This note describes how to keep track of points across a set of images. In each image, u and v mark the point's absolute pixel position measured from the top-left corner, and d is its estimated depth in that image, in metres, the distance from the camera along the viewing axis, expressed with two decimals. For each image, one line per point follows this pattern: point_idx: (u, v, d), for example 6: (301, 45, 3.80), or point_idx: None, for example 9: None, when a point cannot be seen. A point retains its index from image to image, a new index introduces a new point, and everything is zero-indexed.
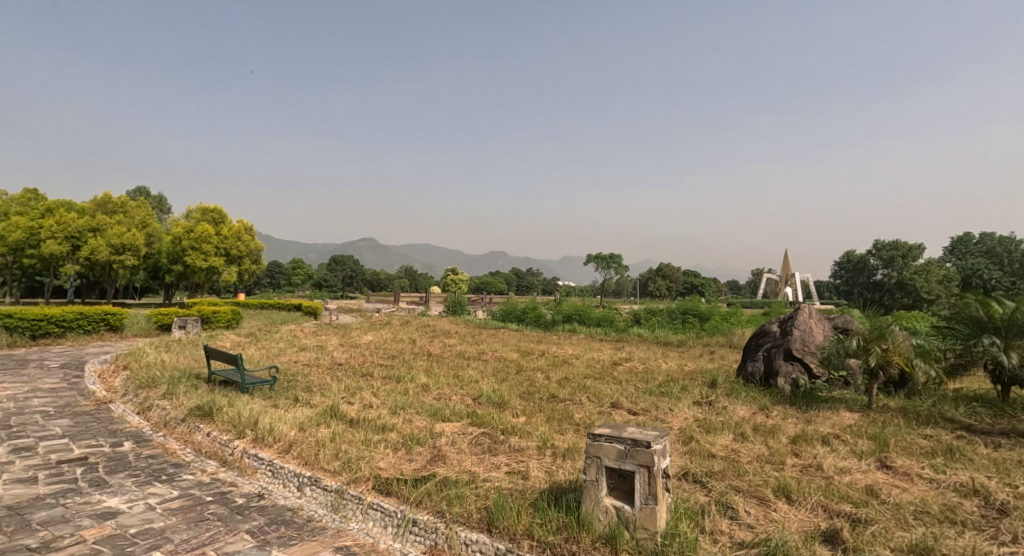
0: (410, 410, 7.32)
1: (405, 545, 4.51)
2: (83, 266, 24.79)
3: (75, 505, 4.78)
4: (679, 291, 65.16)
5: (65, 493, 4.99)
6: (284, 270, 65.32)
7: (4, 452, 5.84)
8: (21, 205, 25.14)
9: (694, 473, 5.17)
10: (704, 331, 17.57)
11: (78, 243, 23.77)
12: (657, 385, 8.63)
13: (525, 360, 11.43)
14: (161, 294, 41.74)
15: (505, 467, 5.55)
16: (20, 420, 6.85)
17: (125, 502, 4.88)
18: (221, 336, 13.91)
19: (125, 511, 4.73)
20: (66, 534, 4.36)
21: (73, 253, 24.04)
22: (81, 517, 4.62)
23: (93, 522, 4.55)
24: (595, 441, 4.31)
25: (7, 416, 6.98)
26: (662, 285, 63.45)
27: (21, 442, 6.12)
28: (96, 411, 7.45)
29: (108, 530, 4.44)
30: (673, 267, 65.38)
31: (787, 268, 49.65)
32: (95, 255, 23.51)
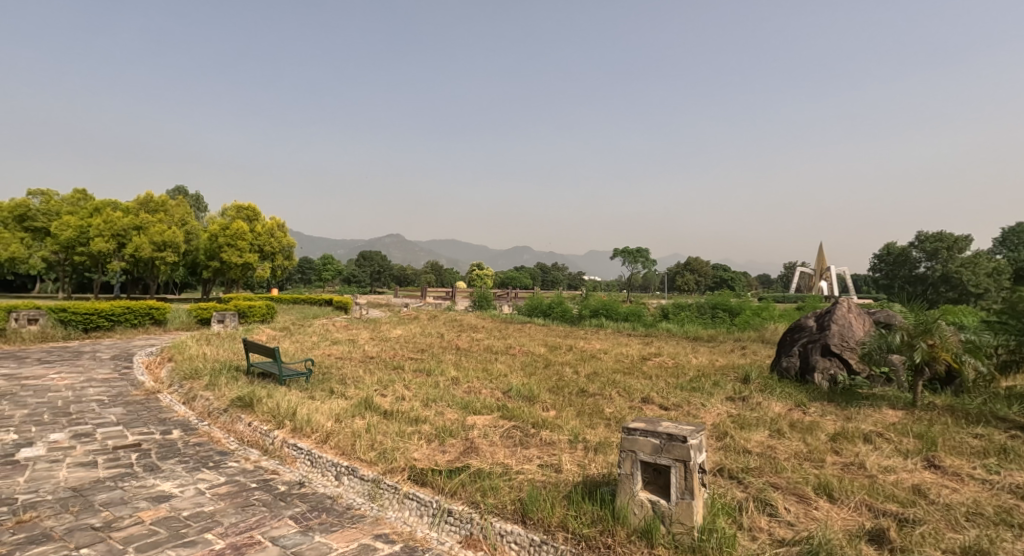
0: (441, 403, 7.41)
1: (442, 534, 4.58)
2: (127, 263, 25.74)
3: (132, 488, 5.00)
4: (708, 285, 64.40)
5: (122, 477, 5.21)
6: (315, 266, 66.49)
7: (65, 437, 6.12)
8: (70, 204, 26.10)
9: (730, 469, 5.12)
10: (735, 326, 17.35)
11: (123, 241, 24.62)
12: (688, 380, 8.55)
13: (553, 355, 11.44)
14: (199, 290, 42.93)
15: (537, 460, 5.59)
16: (78, 408, 7.16)
17: (177, 487, 5.07)
18: (257, 330, 14.27)
19: (177, 495, 4.92)
20: (125, 515, 4.56)
21: (119, 250, 24.91)
22: (138, 499, 4.82)
23: (150, 504, 4.75)
24: (629, 435, 4.32)
25: (65, 404, 7.31)
26: (691, 279, 62.69)
27: (79, 428, 6.40)
28: (145, 400, 7.74)
29: (163, 513, 4.63)
30: (703, 261, 64.51)
31: (822, 261, 48.51)
32: (139, 252, 24.39)
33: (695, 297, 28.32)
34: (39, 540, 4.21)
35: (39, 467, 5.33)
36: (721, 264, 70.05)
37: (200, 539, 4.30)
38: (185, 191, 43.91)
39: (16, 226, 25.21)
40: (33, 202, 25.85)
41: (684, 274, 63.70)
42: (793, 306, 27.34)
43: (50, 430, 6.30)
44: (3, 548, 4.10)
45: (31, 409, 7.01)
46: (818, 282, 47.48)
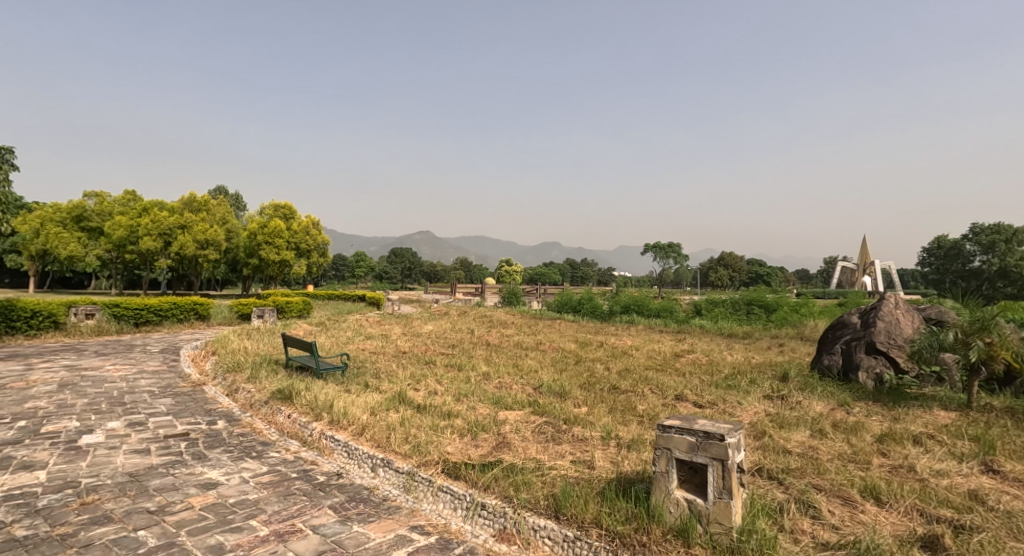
0: (473, 398, 7.45)
1: (475, 527, 4.61)
2: (173, 260, 26.69)
3: (182, 475, 5.17)
4: (742, 280, 63.18)
5: (173, 464, 5.40)
6: (348, 263, 67.50)
7: (121, 426, 6.37)
8: (122, 205, 27.09)
9: (769, 469, 5.02)
10: (771, 323, 16.96)
11: (169, 239, 25.45)
12: (723, 377, 8.39)
13: (584, 351, 11.39)
14: (238, 286, 44.09)
15: (570, 456, 5.57)
16: (132, 398, 7.45)
17: (223, 475, 5.23)
18: (295, 325, 14.59)
19: (224, 483, 5.07)
20: (177, 500, 4.73)
21: (165, 249, 25.78)
22: (188, 486, 4.99)
23: (199, 490, 4.91)
24: (664, 433, 4.29)
25: (120, 394, 7.62)
26: (725, 275, 61.66)
27: (133, 417, 6.65)
28: (192, 392, 8.01)
29: (211, 499, 4.78)
30: (738, 255, 63.36)
31: (865, 255, 47.01)
32: (183, 250, 25.25)
33: (731, 294, 27.83)
34: (100, 521, 4.39)
35: (99, 453, 5.57)
36: (757, 260, 68.60)
37: (245, 525, 4.42)
38: (225, 191, 45.39)
39: (74, 226, 26.37)
40: (88, 203, 26.95)
41: (719, 270, 62.66)
42: (834, 302, 26.60)
43: (107, 418, 6.57)
44: (68, 528, 4.29)
45: (90, 398, 7.33)
46: (861, 278, 46.06)
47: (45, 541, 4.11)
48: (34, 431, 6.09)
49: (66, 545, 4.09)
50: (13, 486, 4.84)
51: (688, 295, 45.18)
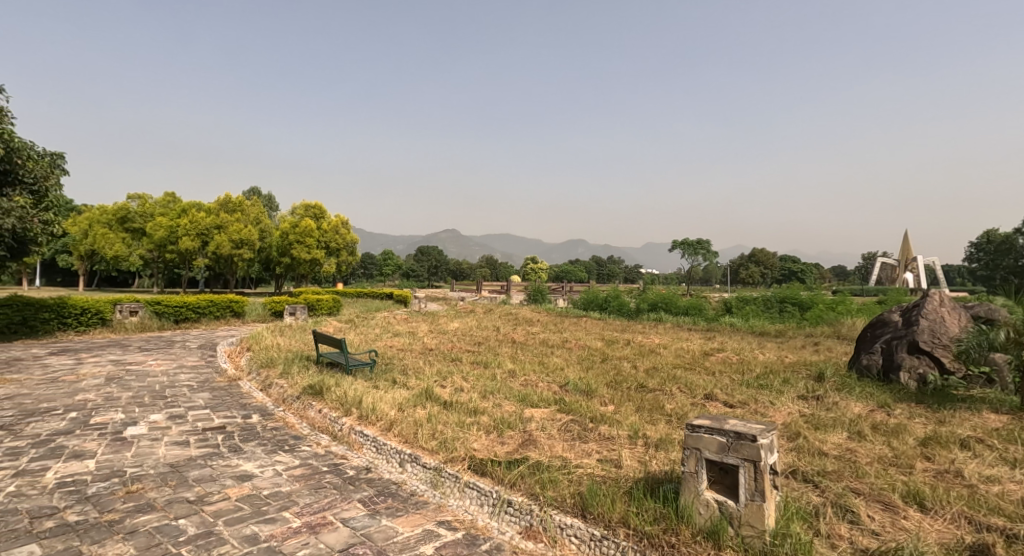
0: (499, 395, 7.42)
1: (502, 524, 4.57)
2: (210, 260, 27.36)
3: (219, 467, 5.27)
4: (775, 277, 61.83)
5: (211, 456, 5.50)
6: (376, 261, 68.24)
7: (163, 418, 6.53)
8: (162, 207, 27.69)
9: (804, 471, 4.87)
10: (806, 320, 16.51)
11: (206, 239, 26.09)
12: (755, 377, 8.20)
13: (611, 349, 11.26)
14: (271, 284, 45.00)
15: (597, 455, 5.49)
16: (172, 392, 7.64)
17: (257, 467, 5.31)
18: (325, 322, 14.79)
19: (258, 475, 5.15)
20: (215, 491, 4.83)
21: (202, 248, 26.42)
22: (225, 477, 5.08)
23: (235, 482, 5.00)
24: (694, 432, 4.19)
25: (161, 388, 7.82)
26: (757, 272, 60.38)
27: (174, 410, 6.81)
28: (228, 386, 8.17)
29: (247, 491, 4.86)
30: (771, 252, 62.04)
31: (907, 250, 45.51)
32: (220, 250, 25.87)
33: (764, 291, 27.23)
34: (144, 509, 4.52)
35: (143, 444, 5.72)
36: (790, 256, 67.04)
37: (278, 517, 4.49)
38: (258, 191, 46.52)
39: (118, 228, 27.06)
40: (131, 205, 27.49)
41: (750, 266, 61.48)
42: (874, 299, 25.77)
43: (150, 411, 6.75)
44: (114, 515, 4.43)
45: (134, 391, 7.54)
46: (902, 275, 44.60)
47: (93, 528, 4.26)
48: (83, 422, 6.30)
49: (112, 532, 4.23)
50: (64, 474, 5.02)
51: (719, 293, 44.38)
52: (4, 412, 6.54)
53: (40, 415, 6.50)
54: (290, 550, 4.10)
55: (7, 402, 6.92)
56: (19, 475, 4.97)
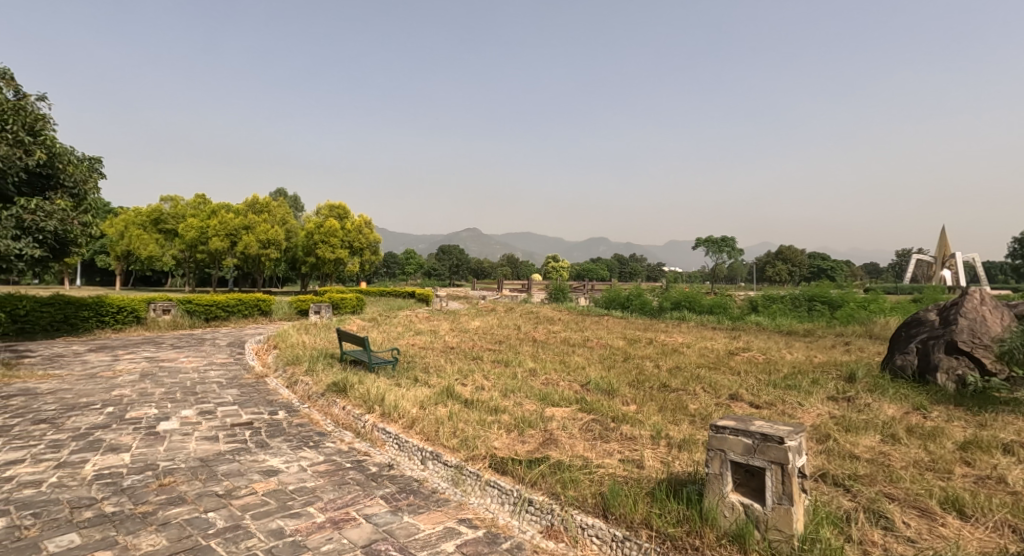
0: (520, 394, 7.36)
1: (523, 523, 4.51)
2: (238, 260, 27.78)
3: (247, 462, 5.31)
4: (803, 275, 60.51)
5: (239, 451, 5.55)
6: (398, 260, 68.69)
7: (193, 414, 6.62)
8: (193, 208, 28.12)
9: (834, 475, 4.72)
10: (835, 319, 16.09)
11: (235, 239, 26.50)
12: (782, 377, 8.00)
13: (633, 348, 11.13)
14: (297, 283, 45.69)
15: (619, 454, 5.40)
16: (202, 388, 7.74)
17: (283, 463, 5.34)
18: (349, 320, 14.92)
19: (284, 470, 5.18)
20: (242, 485, 4.86)
21: (231, 248, 26.84)
22: (252, 472, 5.12)
23: (262, 477, 5.02)
24: (718, 433, 4.08)
25: (192, 384, 7.94)
26: (784, 269, 59.18)
27: (204, 406, 6.90)
28: (255, 383, 8.26)
29: (273, 485, 4.89)
30: (798, 249, 60.78)
31: (943, 248, 44.08)
32: (247, 250, 26.27)
33: (791, 289, 26.65)
34: (176, 502, 4.57)
35: (174, 439, 5.79)
36: (818, 254, 65.61)
37: (303, 512, 4.50)
38: (284, 191, 47.31)
39: (152, 229, 27.58)
40: (164, 207, 27.95)
41: (777, 264, 60.32)
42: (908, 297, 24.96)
43: (182, 406, 6.84)
44: (148, 507, 4.49)
45: (166, 387, 7.66)
46: (938, 272, 43.24)
47: (128, 519, 4.32)
48: (119, 416, 6.42)
49: (146, 523, 4.29)
50: (101, 466, 5.11)
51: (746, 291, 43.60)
52: (44, 407, 6.69)
53: (79, 409, 6.64)
54: (315, 545, 4.10)
55: (47, 397, 7.08)
56: (59, 467, 5.07)
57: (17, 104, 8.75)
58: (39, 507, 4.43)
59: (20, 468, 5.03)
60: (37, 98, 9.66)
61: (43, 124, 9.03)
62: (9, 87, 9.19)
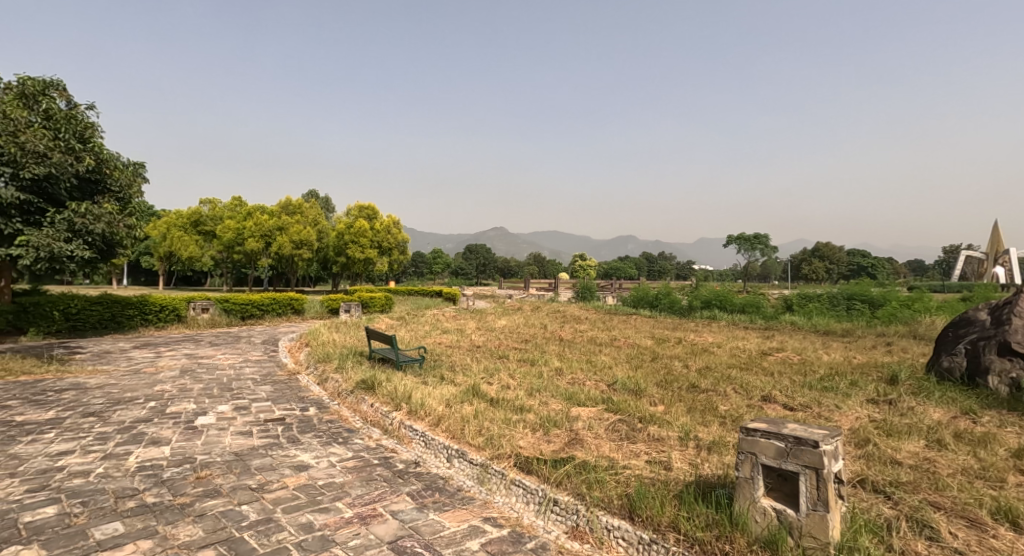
0: (546, 393, 7.26)
1: (548, 523, 4.42)
2: (273, 260, 28.27)
3: (278, 456, 5.34)
4: (841, 274, 58.77)
5: (271, 446, 5.59)
6: (427, 259, 69.13)
7: (230, 409, 6.70)
8: (230, 210, 28.73)
9: (874, 481, 4.50)
10: (876, 319, 15.53)
11: (269, 240, 26.95)
12: (818, 378, 7.73)
13: (662, 348, 10.92)
14: (328, 282, 46.42)
15: (646, 456, 5.25)
16: (237, 384, 7.85)
17: (313, 458, 5.35)
18: (378, 318, 15.02)
19: (314, 466, 5.18)
20: (274, 479, 4.88)
21: (266, 249, 27.31)
22: (284, 466, 5.14)
23: (293, 471, 5.04)
24: (749, 436, 3.92)
25: (228, 380, 8.05)
26: (821, 267, 57.52)
27: (239, 402, 6.98)
28: (287, 380, 8.34)
29: (303, 480, 4.89)
30: (836, 247, 59.05)
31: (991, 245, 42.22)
32: (281, 250, 26.71)
33: (829, 286, 25.84)
34: (212, 494, 4.61)
35: (211, 433, 5.86)
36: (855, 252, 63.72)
37: (332, 507, 4.49)
38: (315, 192, 48.09)
39: (192, 231, 28.27)
40: (203, 210, 28.66)
41: (812, 261, 58.75)
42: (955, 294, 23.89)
43: (218, 402, 6.93)
44: (186, 498, 4.54)
45: (204, 384, 7.78)
46: (987, 270, 41.43)
47: (167, 509, 4.37)
48: (161, 411, 6.53)
49: (183, 514, 4.33)
50: (144, 459, 5.19)
51: (781, 290, 42.53)
52: (92, 400, 6.86)
53: (124, 403, 6.78)
54: (342, 540, 4.08)
55: (95, 391, 7.26)
56: (105, 458, 5.17)
57: (69, 113, 9.31)
58: (86, 497, 4.52)
59: (70, 458, 5.15)
60: (87, 107, 10.07)
61: (92, 132, 9.51)
62: (64, 99, 9.69)
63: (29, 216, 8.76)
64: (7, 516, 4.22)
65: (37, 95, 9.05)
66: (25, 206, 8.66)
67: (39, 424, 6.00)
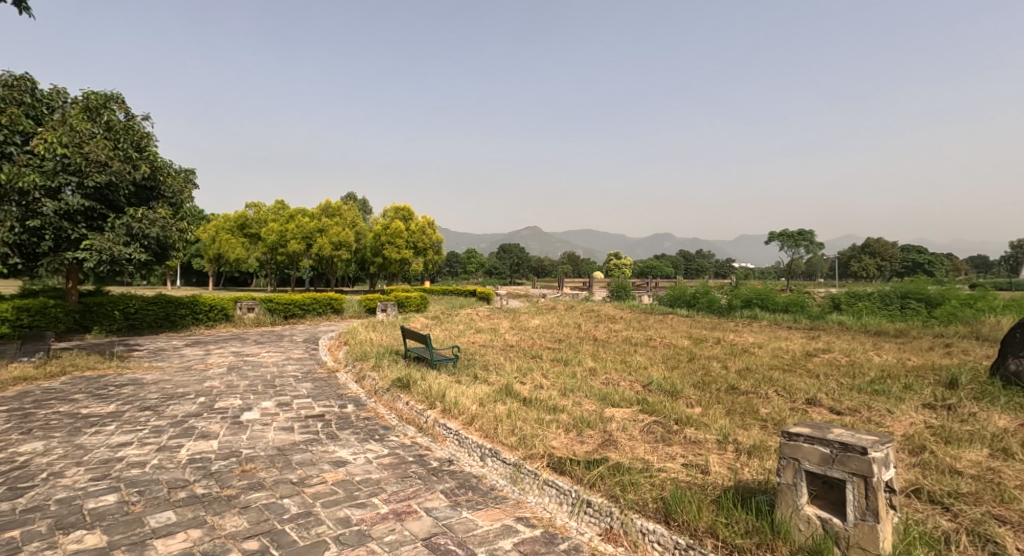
0: (579, 393, 7.11)
1: (581, 524, 4.29)
2: (314, 261, 28.80)
3: (318, 452, 5.35)
4: (894, 271, 56.29)
5: (311, 441, 5.61)
6: (462, 258, 69.48)
7: (273, 405, 6.77)
8: (273, 213, 29.42)
9: (930, 491, 4.22)
10: (932, 318, 14.77)
11: (310, 242, 27.47)
12: (869, 381, 7.36)
13: (699, 348, 10.63)
14: (367, 282, 47.20)
15: (682, 459, 5.06)
16: (280, 381, 7.95)
17: (350, 454, 5.34)
18: (413, 317, 15.10)
19: (351, 462, 5.17)
20: (314, 474, 4.88)
21: (307, 250, 27.85)
22: (323, 461, 5.14)
23: (331, 467, 5.04)
24: (791, 441, 3.72)
25: (271, 377, 8.17)
26: (872, 264, 55.33)
27: (282, 398, 7.06)
28: (326, 377, 8.42)
29: (341, 475, 4.88)
30: (888, 243, 56.63)
31: None
32: (322, 251, 27.19)
33: (880, 285, 24.76)
34: (256, 487, 4.64)
35: (256, 428, 5.93)
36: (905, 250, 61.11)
37: (368, 502, 4.46)
38: (354, 194, 48.90)
39: (238, 233, 29.09)
40: (248, 213, 29.46)
41: (862, 259, 56.53)
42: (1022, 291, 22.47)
43: (262, 398, 7.03)
44: (232, 490, 4.58)
45: (249, 380, 7.91)
46: None
47: (215, 500, 4.42)
48: (210, 406, 6.65)
49: (230, 505, 4.37)
50: (194, 451, 5.27)
51: (827, 287, 41.03)
52: (148, 395, 7.04)
53: (176, 398, 6.93)
54: (378, 535, 4.04)
55: (151, 386, 7.45)
56: (160, 450, 5.27)
57: (127, 124, 9.55)
58: (142, 486, 4.60)
59: (128, 449, 5.27)
60: (144, 116, 10.36)
61: (148, 141, 9.74)
62: (124, 111, 10.01)
63: (93, 221, 9.08)
64: (72, 503, 4.34)
65: (99, 107, 9.35)
66: (89, 212, 8.96)
67: (101, 416, 6.17)
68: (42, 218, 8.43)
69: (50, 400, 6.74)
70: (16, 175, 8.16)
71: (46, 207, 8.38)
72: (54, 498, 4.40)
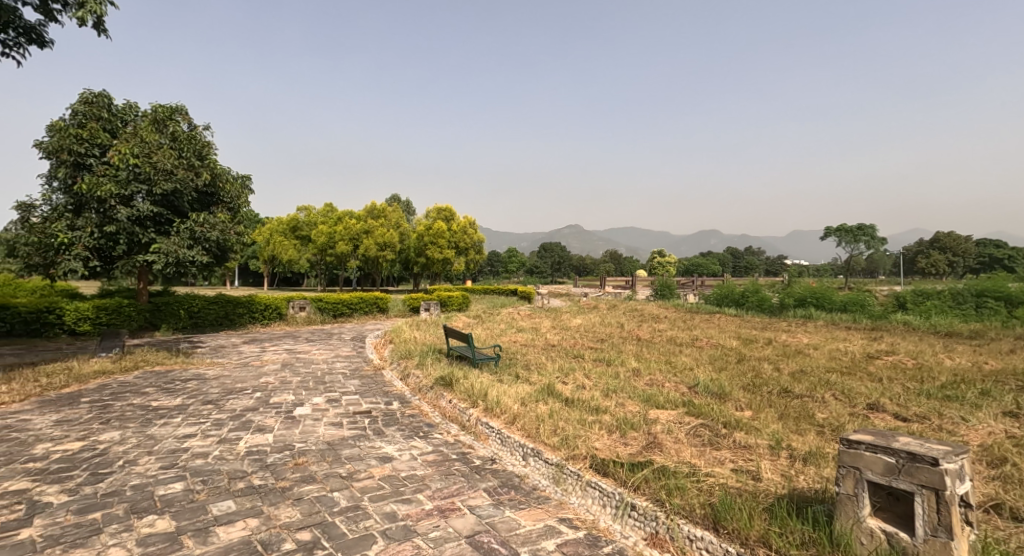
0: (622, 394, 6.89)
1: (625, 528, 4.10)
2: (360, 261, 29.31)
3: (365, 447, 5.33)
4: (963, 267, 53.17)
5: (359, 437, 5.60)
6: (503, 258, 69.56)
7: (323, 401, 6.82)
8: (323, 215, 30.10)
9: (1013, 507, 3.84)
10: (1012, 319, 13.78)
11: (357, 243, 27.96)
12: (939, 386, 6.86)
13: (749, 349, 10.22)
14: (410, 282, 47.76)
15: (731, 464, 4.80)
16: (329, 378, 8.02)
17: (395, 450, 5.30)
18: (455, 317, 15.11)
19: (396, 458, 5.12)
20: (362, 469, 4.85)
21: (354, 252, 28.36)
22: (370, 457, 5.11)
23: (379, 462, 5.00)
24: (851, 448, 3.44)
25: (322, 374, 8.25)
26: (940, 260, 52.52)
27: (332, 395, 7.11)
28: (373, 375, 8.45)
29: (388, 471, 4.84)
30: (956, 238, 53.53)
31: None
32: (367, 252, 27.63)
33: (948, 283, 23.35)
34: (309, 480, 4.63)
35: (307, 423, 5.96)
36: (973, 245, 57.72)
37: (412, 498, 4.39)
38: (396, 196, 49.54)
39: (290, 235, 29.90)
40: (300, 216, 30.23)
41: (926, 256, 53.68)
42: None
43: (314, 394, 7.08)
44: (286, 482, 4.58)
45: (301, 377, 8.01)
46: None
47: (271, 491, 4.43)
48: (265, 401, 6.75)
49: (284, 497, 4.37)
50: (251, 444, 5.32)
51: (888, 285, 39.09)
52: (211, 389, 7.20)
53: (236, 393, 7.07)
54: (423, 531, 3.96)
55: (212, 381, 7.63)
56: (221, 442, 5.35)
57: (191, 134, 9.81)
58: (206, 476, 4.66)
59: (193, 440, 5.37)
60: (206, 128, 10.67)
61: (209, 150, 9.94)
62: (187, 122, 10.31)
63: (161, 227, 9.32)
64: (144, 489, 4.43)
65: (164, 119, 9.63)
66: (157, 218, 9.23)
67: (169, 409, 6.33)
68: (117, 224, 8.73)
69: (124, 392, 6.97)
70: (95, 185, 8.57)
71: (120, 213, 8.67)
72: (130, 483, 4.50)
